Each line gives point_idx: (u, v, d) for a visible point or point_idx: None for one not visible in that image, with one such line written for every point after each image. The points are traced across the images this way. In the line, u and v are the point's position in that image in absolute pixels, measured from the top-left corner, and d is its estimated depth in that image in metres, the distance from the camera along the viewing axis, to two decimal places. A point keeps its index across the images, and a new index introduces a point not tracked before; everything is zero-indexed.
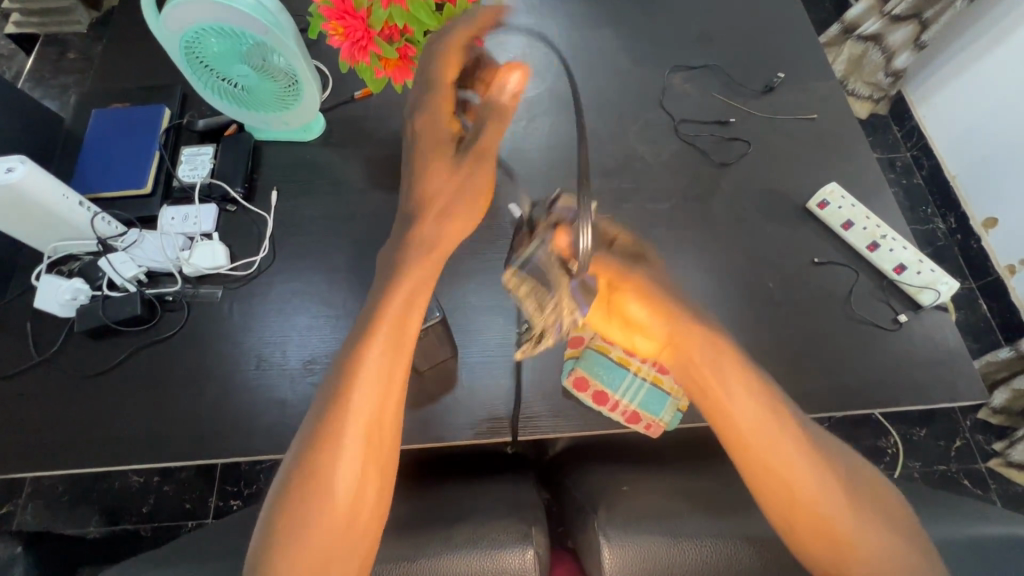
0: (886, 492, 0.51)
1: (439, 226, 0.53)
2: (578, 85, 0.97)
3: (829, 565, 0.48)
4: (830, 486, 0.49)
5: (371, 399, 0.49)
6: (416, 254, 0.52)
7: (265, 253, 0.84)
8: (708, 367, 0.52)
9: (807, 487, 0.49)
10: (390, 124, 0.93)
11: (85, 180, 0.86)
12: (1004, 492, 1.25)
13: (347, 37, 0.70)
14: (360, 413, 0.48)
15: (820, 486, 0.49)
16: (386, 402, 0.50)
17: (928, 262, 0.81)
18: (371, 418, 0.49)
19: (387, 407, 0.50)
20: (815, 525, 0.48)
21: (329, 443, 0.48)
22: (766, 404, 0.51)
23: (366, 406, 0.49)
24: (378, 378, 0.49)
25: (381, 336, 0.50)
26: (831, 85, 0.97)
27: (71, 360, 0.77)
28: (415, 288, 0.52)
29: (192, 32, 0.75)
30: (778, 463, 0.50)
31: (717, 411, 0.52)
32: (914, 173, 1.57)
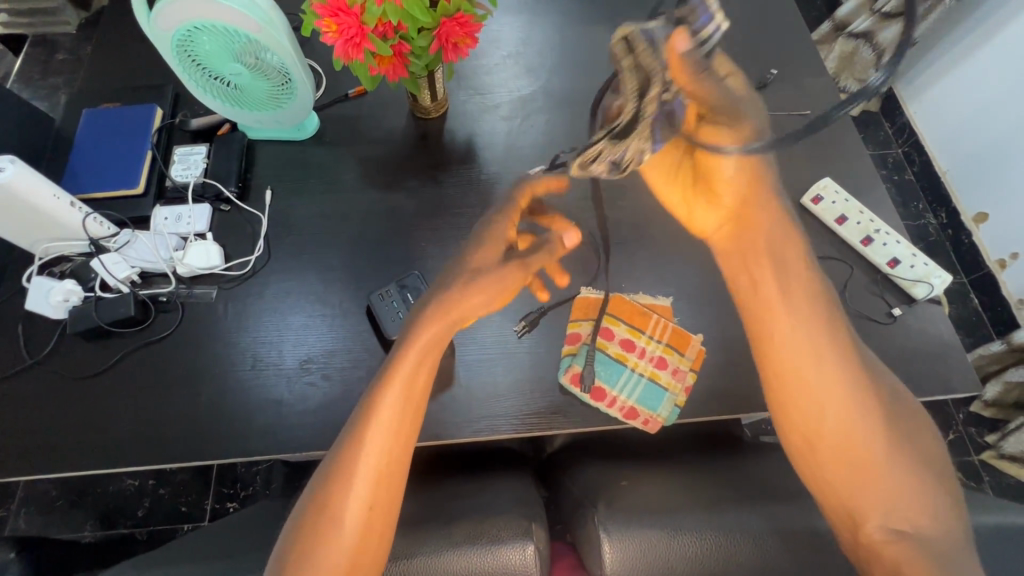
0: (896, 419, 0.58)
1: (451, 303, 0.61)
2: (572, 82, 0.97)
3: (859, 497, 0.56)
4: (854, 419, 0.58)
5: (387, 427, 0.56)
6: (433, 311, 0.60)
7: (259, 252, 0.83)
8: (794, 320, 0.62)
9: (853, 419, 0.58)
10: (384, 123, 0.93)
11: (76, 180, 0.85)
12: (997, 483, 1.26)
13: (341, 34, 0.69)
14: (376, 447, 0.55)
15: (843, 417, 0.58)
16: (399, 434, 0.56)
17: (921, 255, 0.82)
18: (388, 452, 0.55)
19: (395, 446, 0.56)
20: (840, 456, 0.58)
21: (352, 459, 0.54)
22: (821, 339, 0.61)
23: (380, 440, 0.55)
24: (393, 411, 0.56)
25: (395, 386, 0.57)
26: (824, 81, 0.98)
27: (63, 362, 0.76)
28: (422, 352, 0.59)
29: (184, 30, 0.74)
30: (811, 396, 0.59)
31: (775, 345, 0.62)
32: (905, 169, 1.59)
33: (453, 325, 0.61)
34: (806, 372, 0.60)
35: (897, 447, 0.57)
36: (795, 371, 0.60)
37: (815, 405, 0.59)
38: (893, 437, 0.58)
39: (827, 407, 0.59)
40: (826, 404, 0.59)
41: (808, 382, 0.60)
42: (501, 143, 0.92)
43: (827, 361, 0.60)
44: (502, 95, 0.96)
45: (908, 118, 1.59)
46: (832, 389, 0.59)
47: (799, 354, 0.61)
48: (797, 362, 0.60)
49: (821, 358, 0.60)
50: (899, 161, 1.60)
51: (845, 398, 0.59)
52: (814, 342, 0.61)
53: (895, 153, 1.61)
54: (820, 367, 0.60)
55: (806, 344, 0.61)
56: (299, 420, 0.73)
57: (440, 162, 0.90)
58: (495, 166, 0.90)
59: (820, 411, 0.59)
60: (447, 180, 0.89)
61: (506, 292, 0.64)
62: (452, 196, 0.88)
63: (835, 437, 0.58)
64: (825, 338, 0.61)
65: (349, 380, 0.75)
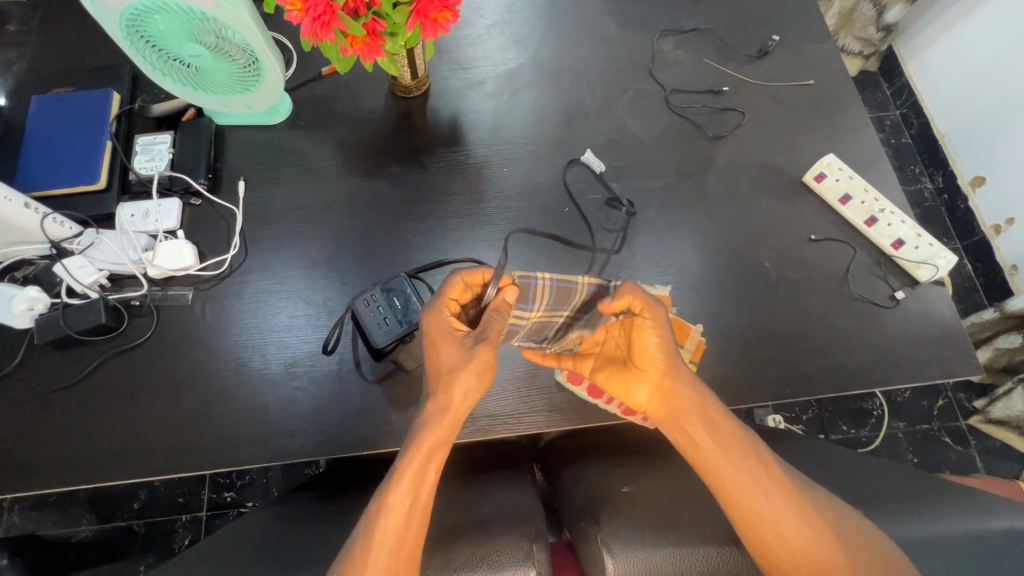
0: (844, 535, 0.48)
1: (448, 395, 0.56)
2: (562, 54, 0.91)
3: None
4: (795, 517, 0.49)
5: (398, 515, 0.50)
6: (434, 410, 0.56)
7: (235, 249, 0.79)
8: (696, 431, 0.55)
9: (801, 525, 0.49)
10: (363, 104, 0.87)
11: (31, 177, 0.79)
12: (984, 447, 1.28)
13: (306, 13, 0.63)
14: (384, 545, 0.48)
15: (797, 533, 0.49)
16: (411, 526, 0.50)
17: (926, 236, 0.78)
18: (400, 536, 0.49)
19: (409, 530, 0.50)
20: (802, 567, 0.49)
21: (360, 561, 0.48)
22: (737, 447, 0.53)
23: (390, 536, 0.49)
24: (404, 505, 0.50)
25: (407, 473, 0.51)
26: (828, 46, 0.92)
27: (34, 374, 0.72)
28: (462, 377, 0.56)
29: (134, 8, 0.67)
30: (755, 521, 0.49)
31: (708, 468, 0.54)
32: (903, 132, 1.55)
33: (457, 418, 0.56)
34: (739, 495, 0.51)
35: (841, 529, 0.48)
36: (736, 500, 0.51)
37: (763, 525, 0.49)
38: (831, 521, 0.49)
39: (778, 524, 0.49)
40: (766, 521, 0.49)
41: (747, 511, 0.50)
42: (487, 123, 0.86)
43: (752, 477, 0.51)
44: (487, 70, 0.89)
45: (907, 78, 1.53)
46: (767, 505, 0.50)
47: (730, 478, 0.52)
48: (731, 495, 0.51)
49: (746, 472, 0.52)
50: (897, 124, 1.56)
51: (780, 500, 0.50)
52: (736, 463, 0.52)
53: (892, 115, 1.57)
54: (752, 487, 0.51)
55: (726, 467, 0.52)
56: (287, 426, 0.70)
57: (424, 146, 0.85)
58: (482, 149, 0.85)
59: (775, 532, 0.49)
60: (432, 165, 0.84)
61: (489, 369, 0.57)
62: (439, 183, 0.83)
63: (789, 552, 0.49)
64: (743, 458, 0.53)
65: (338, 383, 0.72)
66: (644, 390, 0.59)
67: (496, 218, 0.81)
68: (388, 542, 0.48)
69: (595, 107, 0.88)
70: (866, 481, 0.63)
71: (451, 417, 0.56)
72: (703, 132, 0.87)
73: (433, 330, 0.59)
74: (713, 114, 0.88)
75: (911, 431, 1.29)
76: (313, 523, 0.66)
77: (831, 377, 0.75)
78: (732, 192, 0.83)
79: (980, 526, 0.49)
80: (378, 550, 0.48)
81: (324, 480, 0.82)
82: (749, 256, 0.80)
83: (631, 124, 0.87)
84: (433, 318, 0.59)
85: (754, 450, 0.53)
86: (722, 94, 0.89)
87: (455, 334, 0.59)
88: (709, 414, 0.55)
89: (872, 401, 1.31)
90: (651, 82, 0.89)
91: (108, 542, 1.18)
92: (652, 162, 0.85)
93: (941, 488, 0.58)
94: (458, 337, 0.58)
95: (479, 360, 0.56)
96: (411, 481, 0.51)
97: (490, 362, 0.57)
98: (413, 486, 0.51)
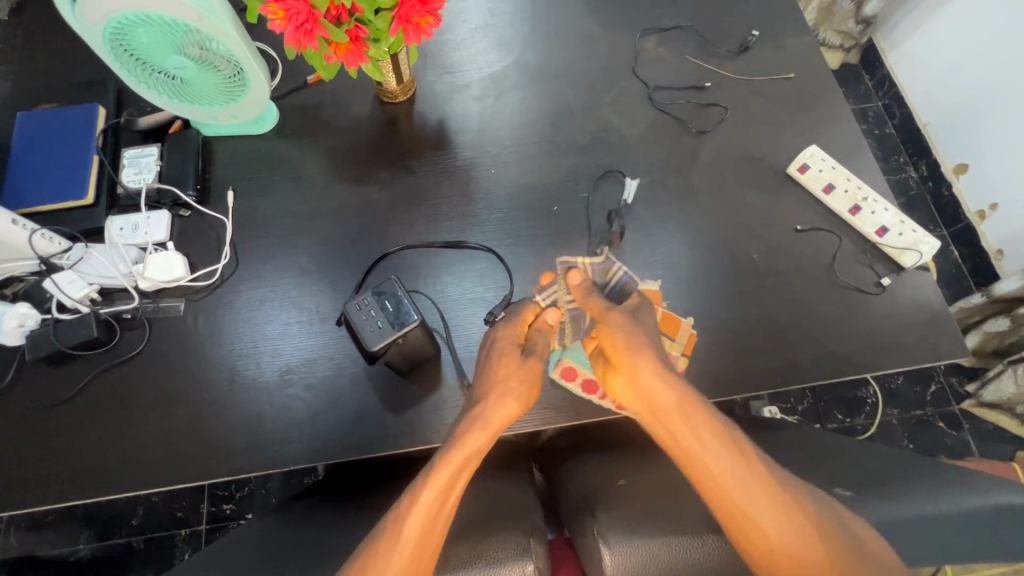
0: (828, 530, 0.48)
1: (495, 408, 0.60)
2: (546, 54, 0.91)
3: None
4: (767, 497, 0.50)
5: (424, 515, 0.50)
6: (479, 416, 0.59)
7: (226, 260, 0.79)
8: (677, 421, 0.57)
9: (770, 504, 0.50)
10: (350, 110, 0.87)
11: (18, 193, 0.79)
12: (977, 430, 1.29)
13: (289, 22, 0.64)
14: (410, 538, 0.48)
15: (781, 528, 0.49)
16: (435, 531, 0.50)
17: (909, 222, 0.80)
18: (426, 529, 0.49)
19: (435, 525, 0.50)
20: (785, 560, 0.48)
21: (383, 558, 0.48)
22: (727, 442, 0.54)
23: (420, 522, 0.49)
24: (432, 507, 0.51)
25: (444, 470, 0.53)
26: (808, 39, 0.94)
27: (26, 390, 0.72)
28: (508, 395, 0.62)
29: (117, 22, 0.67)
30: (717, 488, 0.52)
31: (696, 463, 0.54)
32: (886, 123, 1.57)
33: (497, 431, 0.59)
34: (716, 486, 0.52)
35: (814, 519, 0.49)
36: (715, 490, 0.52)
37: (723, 495, 0.51)
38: (807, 514, 0.49)
39: (746, 503, 0.50)
40: (731, 494, 0.51)
41: (718, 495, 0.51)
42: (473, 126, 0.87)
43: (728, 462, 0.53)
44: (472, 73, 0.90)
45: (888, 70, 1.56)
46: (737, 482, 0.51)
47: (697, 451, 0.54)
48: (710, 485, 0.52)
49: (717, 452, 0.54)
50: (880, 115, 1.58)
51: (763, 500, 0.50)
52: (715, 455, 0.54)
53: (875, 106, 1.59)
54: (733, 479, 0.52)
55: (694, 441, 0.55)
56: (283, 434, 0.70)
57: (412, 150, 0.85)
58: (470, 151, 0.86)
59: (740, 504, 0.50)
60: (420, 169, 0.84)
61: (530, 391, 0.65)
62: (427, 186, 0.83)
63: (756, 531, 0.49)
64: (723, 446, 0.54)
65: (333, 389, 0.72)
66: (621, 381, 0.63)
67: (486, 220, 0.82)
68: (411, 544, 0.48)
69: (580, 106, 0.89)
70: (859, 465, 0.64)
71: (490, 428, 0.58)
72: (687, 128, 0.88)
73: (495, 346, 0.68)
74: (697, 110, 0.89)
75: (905, 417, 1.31)
76: (311, 530, 0.66)
77: (821, 364, 0.76)
78: (718, 187, 0.84)
79: (969, 502, 0.50)
80: (403, 547, 0.48)
81: (322, 486, 0.82)
82: (738, 249, 0.81)
83: (617, 123, 0.88)
84: (501, 334, 0.69)
85: (725, 434, 0.55)
86: (705, 90, 0.90)
87: (516, 348, 0.68)
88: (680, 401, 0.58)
89: (865, 389, 1.32)
90: (635, 80, 0.90)
91: (108, 558, 1.18)
92: (638, 159, 0.86)
93: (932, 469, 0.59)
94: (517, 353, 0.67)
95: (529, 375, 0.66)
96: (443, 483, 0.52)
97: (535, 382, 0.66)
98: (443, 491, 0.52)
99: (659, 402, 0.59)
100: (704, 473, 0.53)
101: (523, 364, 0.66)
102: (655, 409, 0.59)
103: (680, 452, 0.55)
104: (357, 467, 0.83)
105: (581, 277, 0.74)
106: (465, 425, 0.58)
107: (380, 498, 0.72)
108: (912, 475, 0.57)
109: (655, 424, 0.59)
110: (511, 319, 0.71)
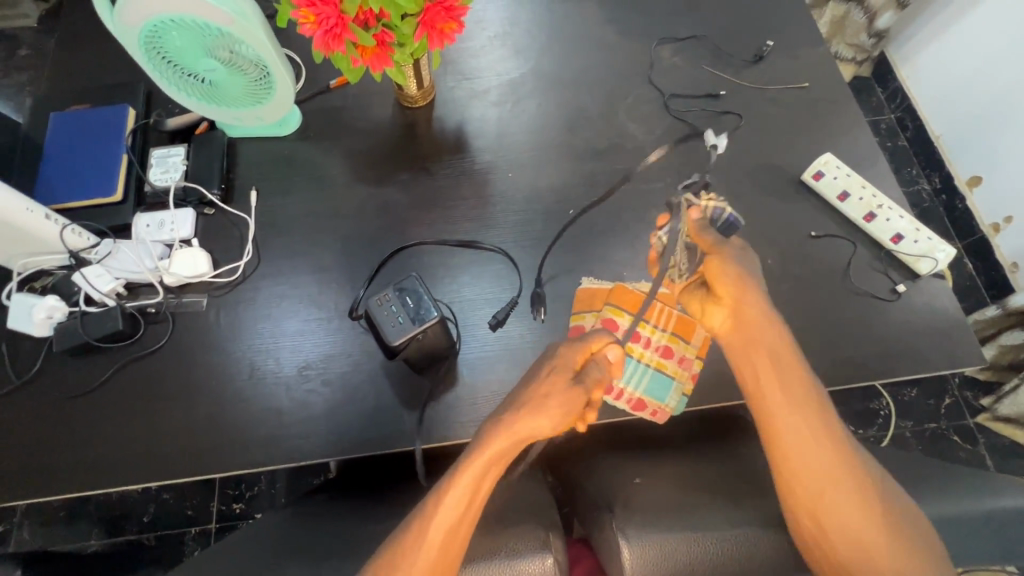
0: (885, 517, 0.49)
1: (523, 415, 0.54)
2: (564, 61, 0.93)
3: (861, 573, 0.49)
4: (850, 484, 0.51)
5: (447, 515, 0.49)
6: (511, 420, 0.54)
7: (248, 257, 0.80)
8: (758, 380, 0.57)
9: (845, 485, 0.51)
10: (372, 114, 0.89)
11: (50, 190, 0.81)
12: (993, 445, 1.27)
13: (319, 26, 0.66)
14: (436, 538, 0.48)
15: (838, 494, 0.51)
16: (462, 525, 0.49)
17: (925, 230, 0.80)
18: (450, 531, 0.48)
19: (460, 527, 0.49)
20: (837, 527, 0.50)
21: (409, 553, 0.48)
22: (811, 400, 0.55)
23: (446, 521, 0.49)
24: (457, 510, 0.49)
25: (469, 472, 0.51)
26: (822, 50, 0.95)
27: (52, 381, 0.74)
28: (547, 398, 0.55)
29: (152, 26, 0.70)
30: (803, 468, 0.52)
31: (771, 426, 0.55)
32: (898, 135, 1.57)
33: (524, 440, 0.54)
34: (791, 438, 0.53)
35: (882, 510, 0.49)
36: (780, 447, 0.53)
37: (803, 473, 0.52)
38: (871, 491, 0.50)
39: (812, 467, 0.52)
40: (806, 481, 0.51)
41: (784, 450, 0.53)
42: (491, 130, 0.89)
43: (805, 426, 0.53)
44: (491, 79, 0.92)
45: (900, 83, 1.56)
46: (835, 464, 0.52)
47: (785, 428, 0.54)
48: (783, 441, 0.53)
49: (811, 436, 0.53)
50: (892, 127, 1.58)
51: (823, 461, 0.52)
52: (796, 413, 0.54)
53: (887, 119, 1.59)
54: (806, 440, 0.53)
55: (784, 420, 0.54)
56: (301, 428, 0.71)
57: (432, 153, 0.87)
58: (488, 155, 0.87)
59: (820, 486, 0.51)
60: (439, 171, 0.86)
61: (577, 419, 0.57)
62: (446, 188, 0.85)
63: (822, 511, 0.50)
64: (804, 407, 0.54)
65: (351, 384, 0.73)
66: (721, 317, 0.62)
67: (503, 221, 0.83)
68: (437, 541, 0.48)
69: (596, 112, 0.90)
70: (873, 467, 0.64)
71: (516, 433, 0.53)
72: (702, 135, 0.89)
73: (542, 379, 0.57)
74: (712, 118, 0.90)
75: (918, 430, 1.29)
76: (327, 522, 0.67)
77: (836, 370, 0.76)
78: (732, 193, 0.85)
79: (989, 503, 0.50)
80: (427, 546, 0.48)
81: (335, 483, 0.83)
82: (752, 254, 0.82)
83: (631, 128, 0.89)
84: (561, 354, 0.60)
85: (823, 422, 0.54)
86: (719, 98, 0.91)
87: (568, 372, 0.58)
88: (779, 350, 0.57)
89: (878, 401, 1.31)
90: (650, 88, 0.92)
91: (118, 555, 1.18)
92: (654, 165, 0.87)
93: (951, 473, 0.59)
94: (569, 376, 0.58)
95: (575, 400, 0.56)
96: (466, 484, 0.50)
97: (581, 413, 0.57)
98: (468, 494, 0.50)
99: (765, 388, 0.56)
100: (779, 430, 0.54)
101: (575, 386, 0.56)
102: (750, 383, 0.58)
103: (759, 405, 0.56)
104: (370, 464, 0.84)
105: (700, 215, 0.68)
106: (496, 424, 0.54)
107: (394, 494, 0.73)
108: (931, 478, 0.57)
109: (757, 406, 0.56)
110: (568, 348, 0.60)
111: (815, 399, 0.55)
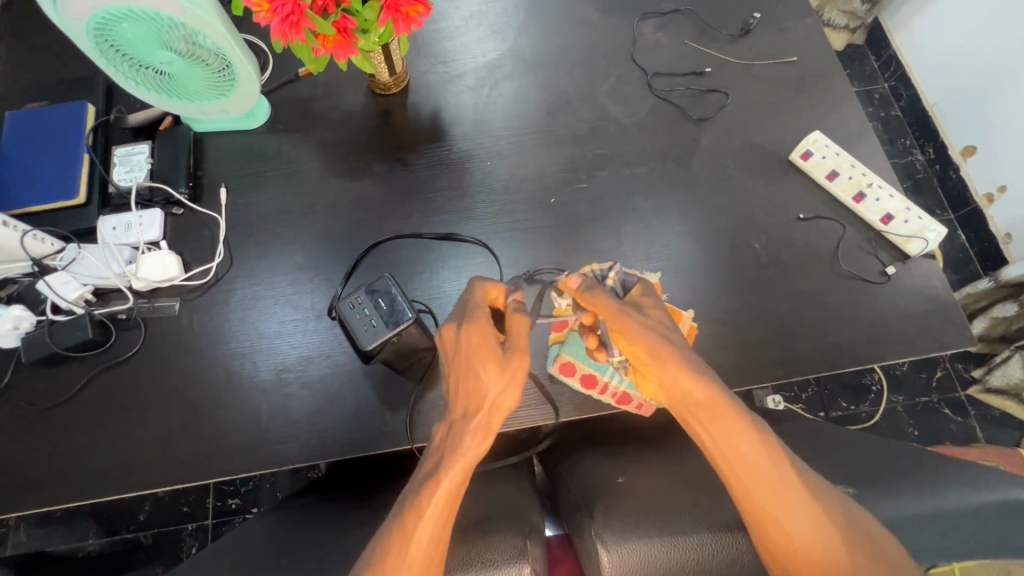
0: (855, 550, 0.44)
1: (482, 402, 0.51)
2: (543, 41, 0.89)
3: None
4: (774, 457, 0.48)
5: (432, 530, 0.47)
6: (472, 416, 0.51)
7: (220, 258, 0.78)
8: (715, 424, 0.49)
9: (776, 470, 0.47)
10: (343, 104, 0.86)
11: (8, 194, 0.78)
12: (983, 416, 1.28)
13: (274, 13, 0.62)
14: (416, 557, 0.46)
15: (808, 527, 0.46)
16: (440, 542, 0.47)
17: (915, 209, 0.78)
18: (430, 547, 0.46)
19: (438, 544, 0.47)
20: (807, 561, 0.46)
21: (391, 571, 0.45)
22: (763, 446, 0.48)
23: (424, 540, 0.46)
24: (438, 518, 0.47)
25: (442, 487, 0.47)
26: (810, 22, 0.91)
27: (23, 392, 0.72)
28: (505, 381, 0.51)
29: (99, 17, 0.65)
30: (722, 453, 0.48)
31: (730, 462, 0.48)
32: (892, 105, 1.53)
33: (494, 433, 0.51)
34: (747, 476, 0.47)
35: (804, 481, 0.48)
36: (738, 478, 0.48)
37: (731, 457, 0.48)
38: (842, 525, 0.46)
39: (775, 497, 0.46)
40: (773, 508, 0.46)
41: (752, 491, 0.47)
42: (468, 116, 0.85)
43: (763, 460, 0.48)
44: (467, 62, 0.88)
45: (894, 50, 1.52)
46: (753, 461, 0.47)
47: (746, 460, 0.47)
48: (737, 473, 0.48)
49: (761, 458, 0.48)
50: (886, 96, 1.54)
51: (783, 489, 0.47)
52: (751, 451, 0.48)
53: (881, 88, 1.55)
54: (775, 479, 0.47)
55: (745, 456, 0.48)
56: (280, 433, 0.70)
57: (407, 143, 0.84)
58: (464, 143, 0.84)
59: (753, 477, 0.47)
60: (414, 162, 0.83)
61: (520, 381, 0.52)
62: (421, 180, 0.82)
63: (763, 504, 0.47)
64: (763, 451, 0.48)
65: (331, 387, 0.72)
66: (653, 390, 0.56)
67: (481, 213, 0.80)
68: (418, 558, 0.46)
69: (577, 94, 0.87)
70: (861, 459, 0.63)
71: (489, 425, 0.51)
72: (687, 116, 0.86)
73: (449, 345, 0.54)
74: (696, 97, 0.87)
75: (910, 404, 1.29)
76: (311, 527, 0.66)
77: (824, 355, 0.74)
78: (718, 175, 0.83)
79: (975, 498, 0.50)
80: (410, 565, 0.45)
81: (323, 484, 0.82)
82: (739, 239, 0.79)
83: (613, 111, 0.86)
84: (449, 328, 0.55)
85: (718, 395, 0.49)
86: (705, 76, 0.88)
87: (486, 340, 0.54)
88: (706, 399, 0.49)
89: (870, 376, 1.31)
90: (633, 67, 0.88)
91: (116, 554, 1.19)
92: (637, 148, 0.84)
93: (938, 464, 0.58)
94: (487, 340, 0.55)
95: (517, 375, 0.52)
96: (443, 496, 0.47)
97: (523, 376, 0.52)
98: (445, 500, 0.47)
99: (721, 438, 0.48)
100: (738, 466, 0.48)
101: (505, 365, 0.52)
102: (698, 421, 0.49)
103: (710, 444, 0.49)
104: (358, 464, 0.84)
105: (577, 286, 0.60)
106: (466, 422, 0.51)
107: (380, 496, 0.72)
108: (920, 469, 0.56)
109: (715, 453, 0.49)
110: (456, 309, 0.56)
111: (766, 442, 0.48)
